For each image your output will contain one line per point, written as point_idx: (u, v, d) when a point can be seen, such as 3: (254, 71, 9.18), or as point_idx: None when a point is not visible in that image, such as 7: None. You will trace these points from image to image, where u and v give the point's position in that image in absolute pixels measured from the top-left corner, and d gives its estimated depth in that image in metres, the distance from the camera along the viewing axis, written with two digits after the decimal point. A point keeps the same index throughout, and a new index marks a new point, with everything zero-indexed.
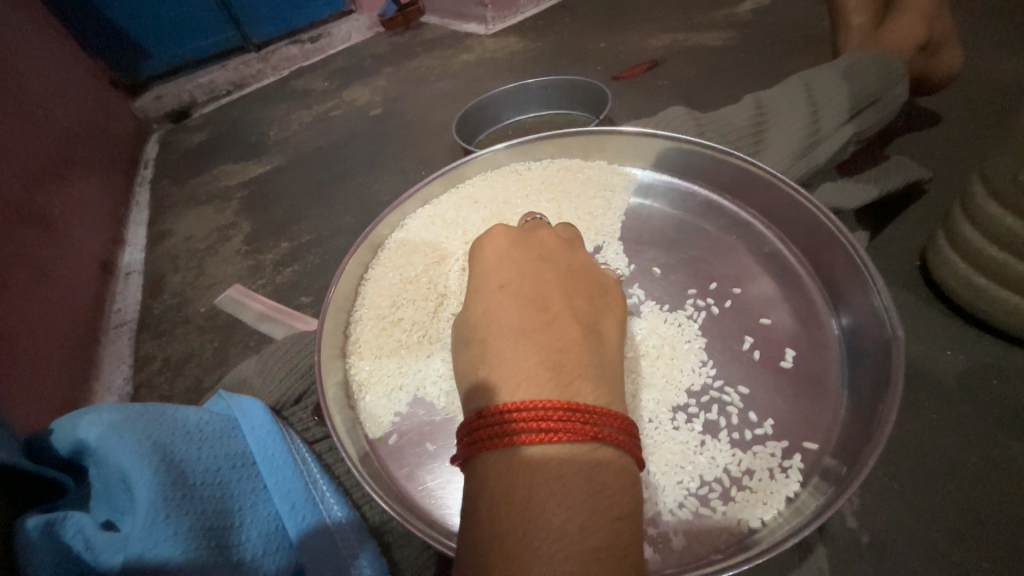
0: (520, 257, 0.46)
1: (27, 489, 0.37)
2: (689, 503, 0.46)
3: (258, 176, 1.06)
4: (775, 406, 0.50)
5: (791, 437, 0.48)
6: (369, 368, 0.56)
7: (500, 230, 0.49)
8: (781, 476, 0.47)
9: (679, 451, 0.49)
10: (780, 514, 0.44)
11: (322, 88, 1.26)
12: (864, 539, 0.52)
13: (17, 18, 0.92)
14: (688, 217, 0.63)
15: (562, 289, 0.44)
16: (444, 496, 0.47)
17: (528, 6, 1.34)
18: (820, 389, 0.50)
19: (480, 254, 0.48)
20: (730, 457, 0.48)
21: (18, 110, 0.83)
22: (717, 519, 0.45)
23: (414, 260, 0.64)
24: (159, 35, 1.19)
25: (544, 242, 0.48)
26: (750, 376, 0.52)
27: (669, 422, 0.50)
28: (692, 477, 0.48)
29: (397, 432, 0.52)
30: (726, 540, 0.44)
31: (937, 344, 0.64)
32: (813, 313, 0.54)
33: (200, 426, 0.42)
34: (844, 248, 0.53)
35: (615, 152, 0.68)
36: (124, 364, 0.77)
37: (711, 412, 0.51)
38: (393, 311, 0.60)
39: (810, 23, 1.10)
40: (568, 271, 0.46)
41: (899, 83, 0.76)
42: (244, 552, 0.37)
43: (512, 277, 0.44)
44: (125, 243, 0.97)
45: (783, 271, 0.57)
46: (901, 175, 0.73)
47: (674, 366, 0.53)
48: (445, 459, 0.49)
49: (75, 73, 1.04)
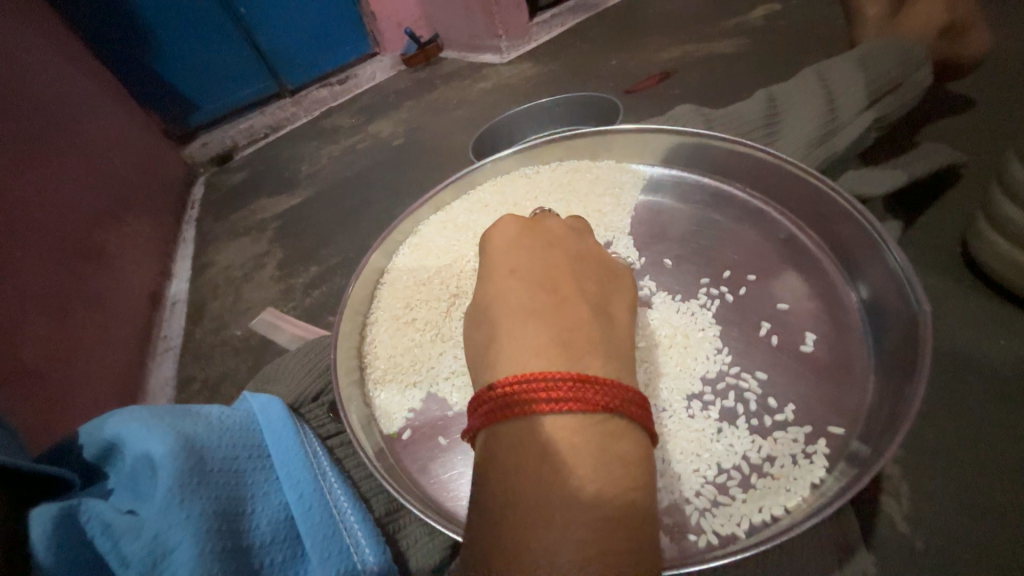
0: (529, 244, 0.46)
1: (32, 486, 0.37)
2: (706, 492, 0.43)
3: (290, 209, 1.12)
4: (798, 390, 0.46)
5: (815, 422, 0.44)
6: (382, 367, 0.57)
7: (510, 219, 0.48)
8: (806, 462, 0.43)
9: (695, 439, 0.45)
10: (804, 501, 0.41)
11: (349, 124, 1.33)
12: (918, 546, 0.47)
13: (88, 82, 1.05)
14: (700, 210, 0.59)
15: (571, 274, 0.43)
16: (456, 487, 0.47)
17: (541, 33, 1.37)
18: (845, 370, 0.45)
19: (489, 242, 0.47)
20: (749, 444, 0.44)
21: (83, 160, 0.93)
22: (737, 508, 0.41)
23: (427, 264, 0.64)
24: (206, 88, 1.31)
25: (553, 229, 0.48)
26: (771, 361, 0.47)
27: (683, 410, 0.47)
28: (710, 465, 0.44)
29: (411, 427, 0.52)
30: (746, 530, 0.40)
31: (990, 332, 0.58)
32: (831, 294, 0.50)
33: (220, 419, 0.43)
34: (863, 227, 0.48)
35: (623, 150, 0.65)
36: (168, 386, 0.81)
37: (728, 399, 0.47)
38: (407, 312, 0.61)
39: (826, 24, 1.09)
40: (577, 257, 0.45)
41: (921, 69, 0.73)
42: (254, 538, 0.38)
43: (521, 263, 0.44)
44: (172, 275, 1.04)
45: (800, 256, 0.52)
46: (935, 157, 0.69)
47: (688, 355, 0.50)
48: (458, 450, 0.49)
49: (134, 126, 1.15)
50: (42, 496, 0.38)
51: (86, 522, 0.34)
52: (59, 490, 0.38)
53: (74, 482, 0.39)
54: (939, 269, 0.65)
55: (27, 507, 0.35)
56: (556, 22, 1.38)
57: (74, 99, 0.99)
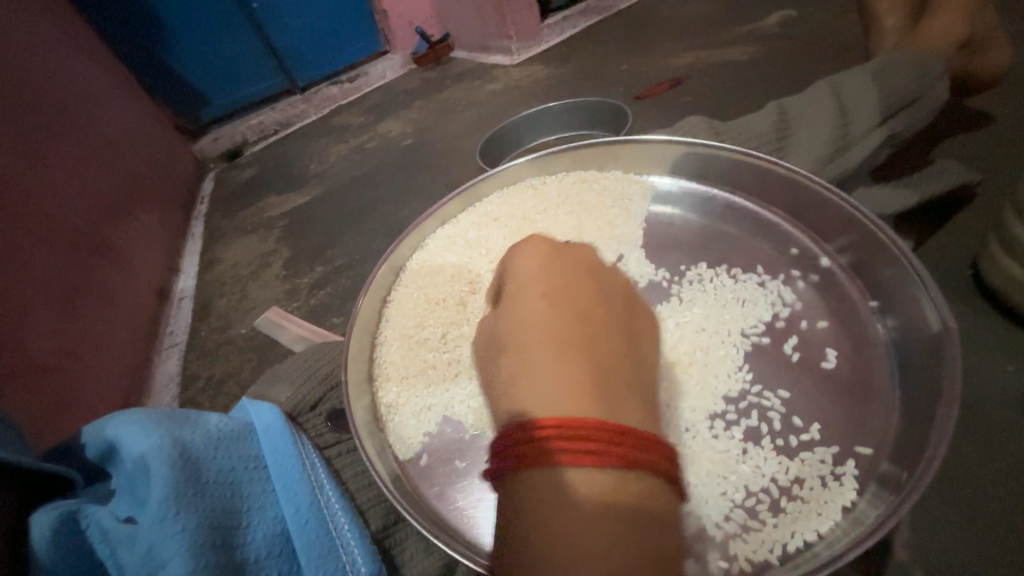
0: (566, 266, 0.39)
1: (35, 488, 0.37)
2: (735, 515, 0.39)
3: (297, 207, 1.12)
4: (823, 409, 0.42)
5: (842, 441, 0.40)
6: (397, 388, 0.52)
7: (539, 240, 0.41)
8: (835, 484, 0.39)
9: (719, 460, 0.41)
10: (838, 527, 0.37)
11: (359, 123, 1.32)
12: (918, 574, 0.44)
13: (100, 78, 1.06)
14: (708, 224, 0.55)
15: (599, 317, 0.36)
16: (476, 516, 0.42)
17: (551, 35, 1.35)
18: (868, 389, 0.42)
19: (512, 270, 0.40)
20: (777, 465, 0.41)
21: (95, 155, 0.94)
22: (769, 534, 0.38)
23: (438, 282, 0.59)
24: (220, 85, 1.32)
25: (591, 256, 0.41)
26: (794, 378, 0.43)
27: (706, 430, 0.43)
28: (737, 487, 0.40)
29: (427, 451, 0.47)
30: (780, 558, 0.37)
31: (994, 356, 0.56)
32: (851, 311, 0.46)
33: (219, 427, 0.42)
34: (882, 245, 0.44)
35: (630, 161, 0.61)
36: (173, 381, 0.82)
37: (751, 418, 0.43)
38: (418, 331, 0.55)
39: (841, 32, 1.07)
40: (609, 292, 0.38)
41: (938, 83, 0.71)
42: (248, 553, 0.37)
43: (542, 308, 0.36)
44: (180, 270, 1.05)
45: (817, 272, 0.49)
46: (951, 175, 0.67)
47: (708, 372, 0.46)
48: (476, 475, 0.44)
49: (146, 121, 1.16)
50: (44, 497, 0.38)
51: (87, 528, 0.34)
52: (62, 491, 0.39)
53: (77, 485, 0.39)
54: (950, 288, 0.63)
55: (29, 510, 0.36)
56: (567, 24, 1.36)
57: (88, 94, 1.00)
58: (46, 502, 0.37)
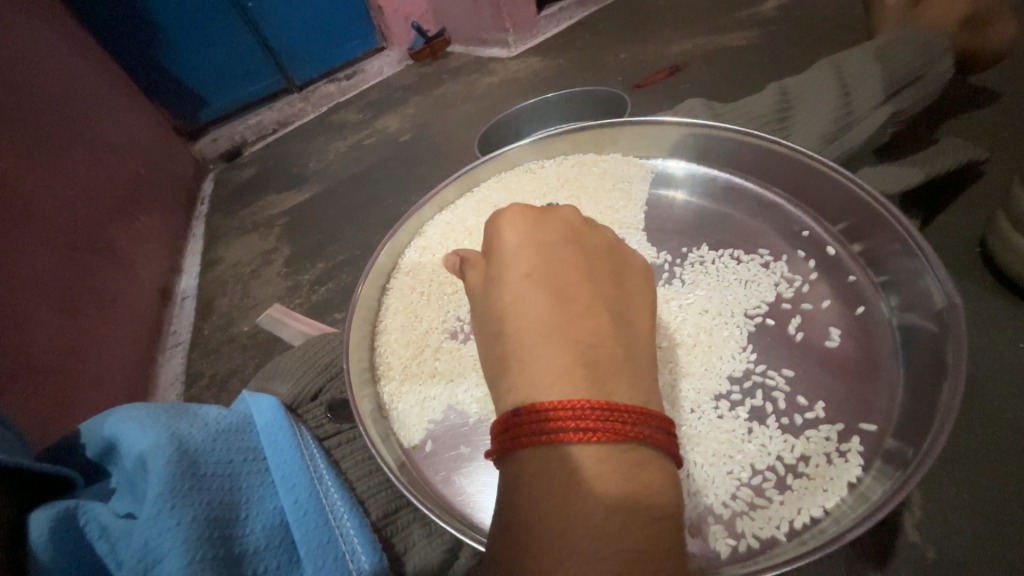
0: (547, 239, 0.38)
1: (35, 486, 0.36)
2: (742, 494, 0.38)
3: (297, 205, 1.12)
4: (829, 388, 0.41)
5: (847, 419, 0.39)
6: (399, 377, 0.51)
7: (517, 210, 0.40)
8: (841, 461, 0.38)
9: (725, 440, 0.40)
10: (844, 503, 0.36)
11: (357, 119, 1.31)
12: (933, 556, 0.43)
13: (97, 79, 1.05)
14: (711, 205, 0.53)
15: (585, 276, 0.36)
16: (482, 499, 0.42)
17: (549, 26, 1.34)
18: (873, 368, 0.41)
19: (497, 241, 0.38)
20: (782, 443, 0.39)
21: (94, 157, 0.94)
22: (776, 511, 0.37)
23: (437, 271, 0.58)
24: (216, 85, 1.31)
25: (568, 222, 0.40)
26: (797, 357, 0.42)
27: (712, 411, 0.42)
28: (743, 467, 0.39)
29: (433, 437, 0.46)
30: (787, 534, 0.36)
31: (1009, 336, 0.54)
32: (854, 289, 0.45)
33: (216, 421, 0.41)
34: (889, 224, 0.42)
35: (630, 143, 0.59)
36: (176, 381, 0.82)
37: (755, 399, 0.42)
38: (420, 321, 0.54)
39: (843, 14, 1.05)
40: (592, 256, 0.38)
41: (943, 60, 0.69)
42: (247, 545, 0.36)
43: (537, 264, 0.36)
44: (182, 271, 1.04)
45: (821, 252, 0.47)
46: (957, 151, 0.65)
47: (712, 354, 0.45)
48: (482, 459, 0.44)
49: (144, 121, 1.16)
50: (44, 495, 0.37)
51: (85, 524, 0.33)
52: (62, 490, 0.38)
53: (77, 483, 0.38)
54: (961, 267, 0.61)
55: (29, 508, 0.35)
56: (564, 15, 1.34)
57: (85, 96, 0.99)
58: (45, 500, 0.36)
